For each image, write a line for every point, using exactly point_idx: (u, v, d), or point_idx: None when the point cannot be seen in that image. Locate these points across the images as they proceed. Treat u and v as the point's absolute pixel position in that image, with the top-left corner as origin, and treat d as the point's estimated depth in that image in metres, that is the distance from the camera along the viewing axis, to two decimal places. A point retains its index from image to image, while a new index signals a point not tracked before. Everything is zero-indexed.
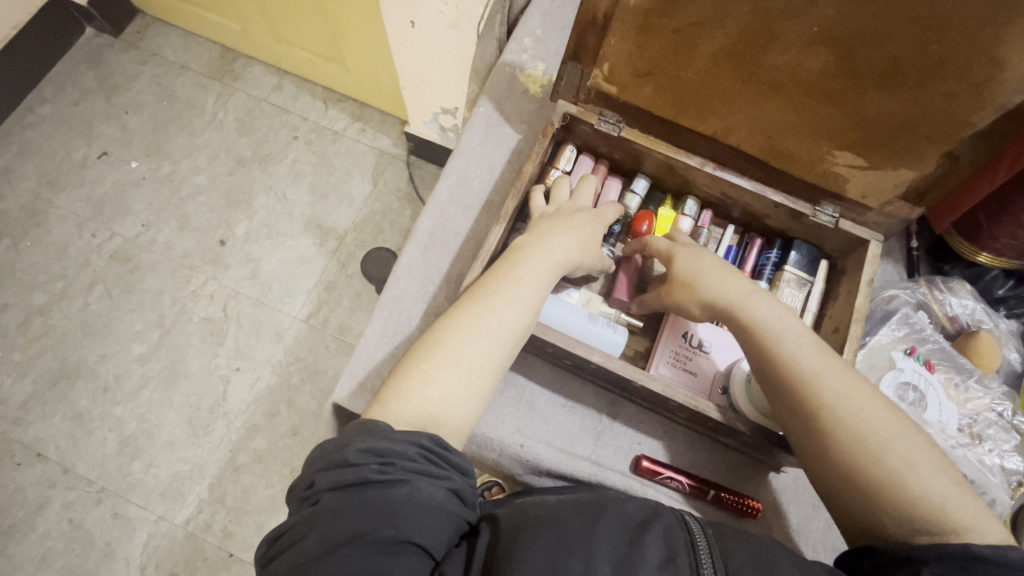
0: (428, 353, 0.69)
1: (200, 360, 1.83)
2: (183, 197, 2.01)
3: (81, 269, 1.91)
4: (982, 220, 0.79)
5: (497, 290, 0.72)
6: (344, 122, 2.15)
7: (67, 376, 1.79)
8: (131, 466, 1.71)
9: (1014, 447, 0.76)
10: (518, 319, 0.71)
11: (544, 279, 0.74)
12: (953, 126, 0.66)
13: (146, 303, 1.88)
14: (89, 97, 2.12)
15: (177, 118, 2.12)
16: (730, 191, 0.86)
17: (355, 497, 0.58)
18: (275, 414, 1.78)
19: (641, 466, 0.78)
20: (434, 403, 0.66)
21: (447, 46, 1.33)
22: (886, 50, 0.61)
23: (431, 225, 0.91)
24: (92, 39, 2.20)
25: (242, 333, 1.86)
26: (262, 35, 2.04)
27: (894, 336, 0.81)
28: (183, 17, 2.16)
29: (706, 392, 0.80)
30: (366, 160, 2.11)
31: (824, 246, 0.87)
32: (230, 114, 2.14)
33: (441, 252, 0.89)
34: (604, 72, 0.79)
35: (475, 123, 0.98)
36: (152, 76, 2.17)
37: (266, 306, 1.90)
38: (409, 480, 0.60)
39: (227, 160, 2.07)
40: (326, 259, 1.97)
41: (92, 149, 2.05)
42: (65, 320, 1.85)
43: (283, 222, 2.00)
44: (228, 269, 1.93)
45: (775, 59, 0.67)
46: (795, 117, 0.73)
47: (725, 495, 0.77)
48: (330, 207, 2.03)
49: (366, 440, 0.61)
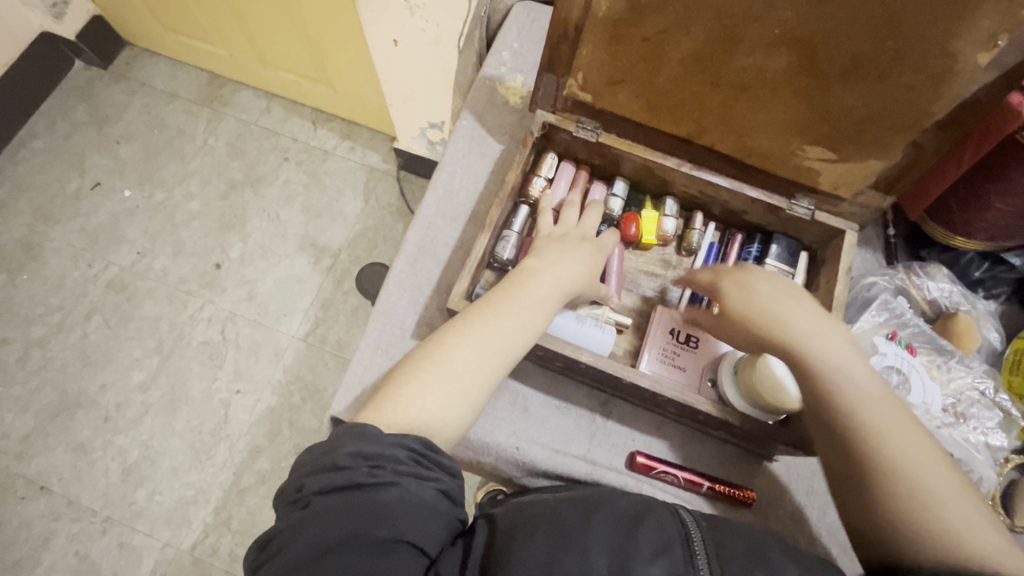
0: (424, 361, 0.71)
1: (200, 384, 1.84)
2: (177, 223, 2.03)
3: (79, 300, 1.93)
4: (953, 205, 0.81)
5: (492, 302, 0.74)
6: (333, 141, 2.18)
7: (68, 407, 1.80)
8: (136, 494, 1.71)
9: (997, 424, 0.78)
10: (510, 330, 0.73)
11: (542, 295, 0.76)
12: (915, 117, 0.69)
13: (144, 331, 1.89)
14: (80, 130, 2.15)
15: (168, 146, 2.14)
16: (708, 189, 0.89)
17: (347, 500, 0.60)
18: (277, 434, 1.79)
19: (636, 462, 0.79)
20: (432, 412, 0.68)
21: (430, 62, 1.36)
22: (845, 48, 0.64)
23: (419, 237, 0.93)
24: (81, 72, 2.23)
25: (241, 355, 1.87)
26: (249, 61, 2.08)
27: (875, 322, 0.83)
28: (170, 46, 2.20)
29: (695, 386, 0.82)
30: (356, 177, 2.13)
31: (802, 238, 0.89)
32: (221, 139, 2.17)
33: (430, 263, 0.91)
34: (579, 81, 0.82)
35: (458, 136, 1.00)
36: (142, 106, 2.20)
37: (264, 327, 1.91)
38: (398, 482, 0.61)
39: (220, 185, 2.10)
40: (322, 277, 1.99)
41: (86, 181, 2.08)
42: (64, 352, 1.86)
43: (278, 243, 2.02)
44: (225, 292, 1.95)
45: (741, 62, 0.70)
46: (764, 115, 0.76)
47: (719, 486, 0.78)
48: (323, 226, 2.05)
49: (355, 444, 0.63)
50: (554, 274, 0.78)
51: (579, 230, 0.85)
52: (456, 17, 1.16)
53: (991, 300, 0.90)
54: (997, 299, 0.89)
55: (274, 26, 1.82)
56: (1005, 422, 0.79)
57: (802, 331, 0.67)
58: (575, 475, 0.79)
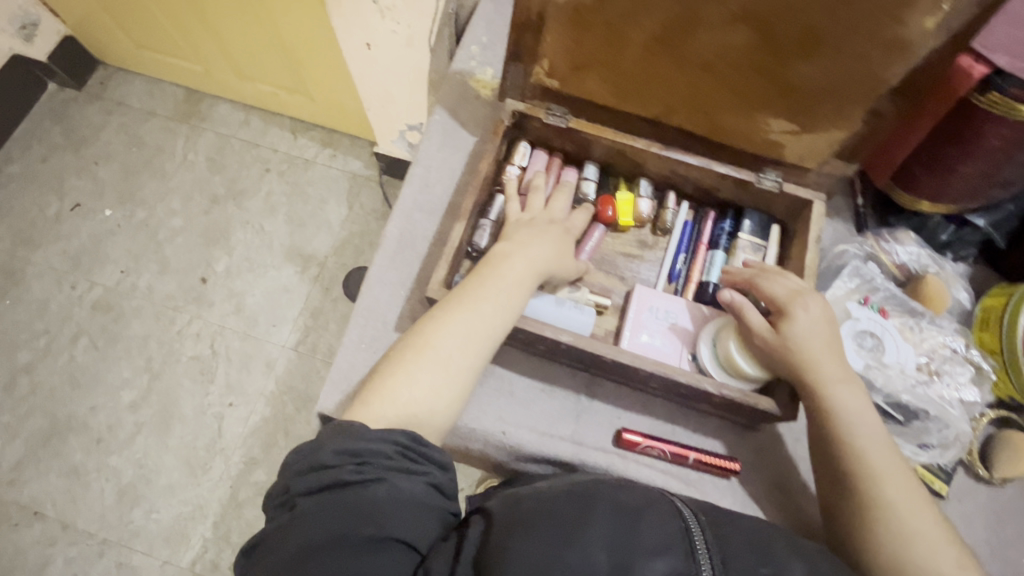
0: (408, 355, 0.72)
1: (192, 399, 1.83)
2: (160, 240, 2.03)
3: (64, 323, 1.91)
4: (918, 170, 0.83)
5: (473, 292, 0.75)
6: (314, 150, 2.18)
7: (59, 431, 1.78)
8: (132, 514, 1.70)
9: (970, 379, 0.80)
10: (490, 319, 0.74)
11: (518, 283, 0.76)
12: (872, 84, 0.70)
13: (133, 349, 1.88)
14: (57, 152, 2.14)
15: (147, 163, 2.14)
16: (678, 168, 0.91)
17: (334, 499, 0.61)
18: (273, 445, 1.78)
19: (622, 439, 0.81)
20: (418, 404, 0.69)
21: (403, 63, 1.37)
22: (799, 20, 0.66)
23: (399, 232, 0.94)
24: (55, 94, 2.22)
25: (232, 368, 1.87)
26: (224, 74, 2.08)
27: (847, 288, 0.85)
28: (145, 64, 2.19)
29: (675, 360, 0.83)
30: (339, 184, 2.14)
31: (773, 211, 0.91)
32: (200, 153, 2.16)
33: (409, 257, 0.92)
34: (545, 68, 0.83)
35: (431, 131, 1.01)
36: (119, 125, 2.19)
37: (254, 339, 1.91)
38: (385, 478, 0.62)
39: (202, 200, 2.09)
40: (309, 285, 1.98)
41: (65, 203, 2.06)
42: (52, 376, 1.84)
43: (263, 254, 2.02)
44: (212, 306, 1.94)
45: (702, 40, 0.72)
46: (728, 92, 0.77)
47: (704, 457, 0.80)
48: (308, 235, 2.05)
49: (340, 442, 0.64)
50: (532, 259, 0.79)
51: (548, 215, 0.87)
52: (425, 16, 1.17)
53: (959, 262, 0.92)
54: (965, 261, 0.92)
55: (247, 37, 1.82)
56: (978, 377, 0.81)
57: (834, 376, 0.72)
58: (562, 456, 0.81)
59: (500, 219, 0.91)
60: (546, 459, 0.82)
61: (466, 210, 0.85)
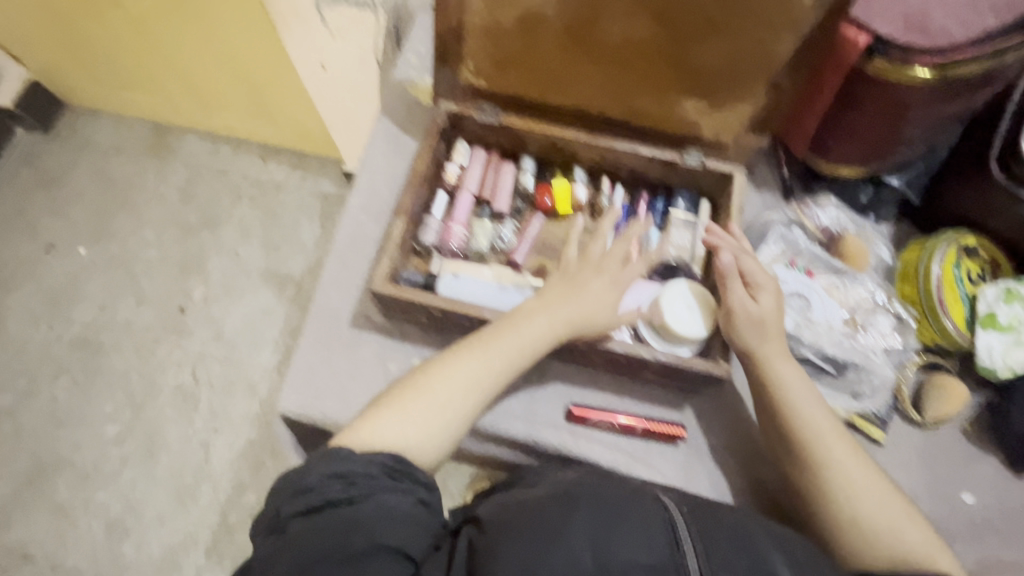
0: (407, 390, 0.76)
1: (177, 428, 1.84)
2: (136, 273, 2.04)
3: (45, 364, 1.92)
4: (826, 137, 0.88)
5: (481, 339, 0.78)
6: (284, 173, 2.22)
7: (44, 471, 1.78)
8: (122, 547, 1.70)
9: (893, 327, 0.86)
10: (486, 368, 0.77)
11: (527, 339, 0.78)
12: (767, 59, 0.76)
13: (114, 384, 1.89)
14: (28, 195, 2.16)
15: (119, 199, 2.16)
16: (608, 154, 0.94)
17: (322, 521, 0.62)
18: (260, 467, 1.79)
19: (571, 414, 0.84)
20: (411, 438, 0.72)
21: (357, 80, 1.43)
22: (691, 4, 0.71)
23: (350, 238, 0.97)
24: (23, 139, 2.24)
25: (215, 394, 1.88)
26: (190, 106, 2.12)
27: (774, 252, 0.89)
28: (111, 102, 2.23)
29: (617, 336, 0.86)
30: (311, 205, 2.17)
31: (701, 187, 0.96)
32: (172, 185, 2.19)
33: (360, 259, 0.96)
34: (470, 68, 0.88)
35: (375, 139, 1.06)
36: (89, 164, 2.22)
37: (235, 363, 1.92)
38: (371, 496, 0.64)
39: (176, 231, 2.12)
40: (288, 306, 2.01)
41: (39, 244, 2.08)
42: (33, 417, 1.84)
43: (240, 279, 2.04)
44: (192, 334, 1.96)
45: (607, 30, 0.77)
46: (640, 77, 0.82)
47: (650, 426, 0.84)
48: (283, 256, 2.08)
49: (324, 466, 0.66)
50: (549, 308, 0.80)
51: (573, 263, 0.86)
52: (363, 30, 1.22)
53: (881, 221, 0.98)
54: (886, 220, 0.98)
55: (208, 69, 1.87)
56: (900, 325, 0.87)
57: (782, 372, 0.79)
58: (516, 435, 0.85)
59: (444, 217, 0.95)
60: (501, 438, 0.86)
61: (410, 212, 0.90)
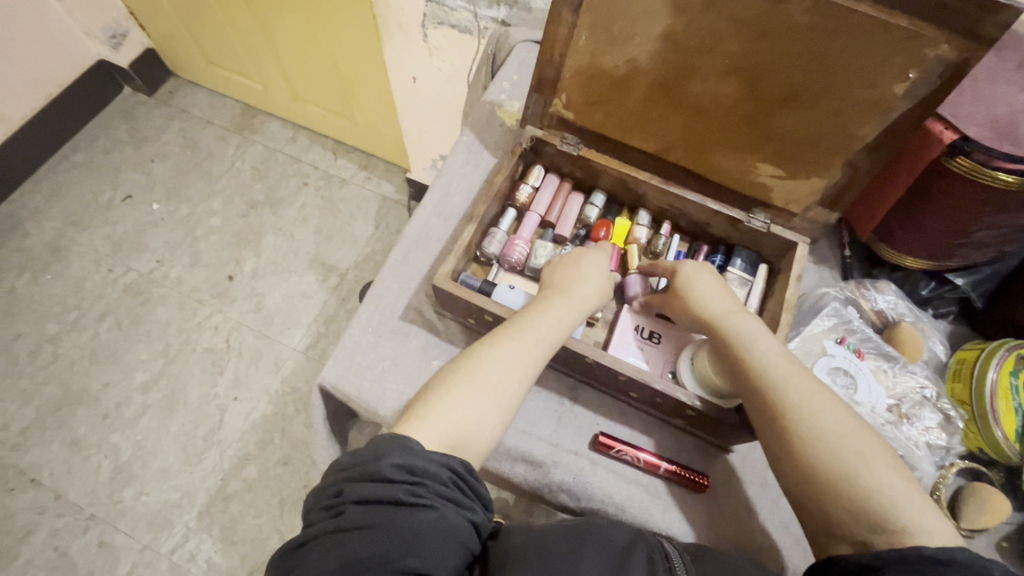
0: (458, 375, 0.52)
1: (199, 389, 1.36)
2: (197, 219, 1.56)
3: (103, 154, 1.65)
4: None
5: (538, 327, 0.55)
6: (351, 170, 1.66)
7: (63, 407, 1.32)
8: (120, 496, 1.24)
9: None
10: (569, 331, 0.56)
11: (816, 482, 0.46)
12: None
13: (154, 331, 1.42)
14: (135, 101, 1.74)
15: (226, 137, 1.69)
16: None
17: (380, 518, 0.41)
18: (268, 443, 1.31)
19: (631, 457, 0.58)
20: (462, 426, 0.49)
21: None
22: None
23: (472, 187, 0.73)
24: (130, 99, 1.75)
25: (245, 360, 1.39)
26: (278, 90, 1.59)
27: None
28: (200, 73, 1.71)
29: (704, 440, 0.61)
30: (370, 207, 1.61)
31: None
32: (249, 161, 1.66)
33: (422, 258, 0.68)
34: None
35: None
36: (181, 127, 1.70)
37: (264, 337, 1.42)
38: (437, 507, 0.43)
39: (243, 201, 1.59)
40: (329, 297, 1.47)
41: (132, 131, 1.69)
42: (48, 293, 1.45)
43: (290, 256, 1.52)
44: (233, 304, 1.45)
45: None
46: None
47: (680, 470, 0.57)
48: (338, 243, 1.54)
49: (412, 452, 0.45)
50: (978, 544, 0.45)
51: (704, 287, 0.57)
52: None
53: None
54: None
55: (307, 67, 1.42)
56: None
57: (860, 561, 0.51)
58: (566, 503, 0.60)
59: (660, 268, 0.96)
60: (559, 499, 0.60)
61: (603, 211, 0.72)
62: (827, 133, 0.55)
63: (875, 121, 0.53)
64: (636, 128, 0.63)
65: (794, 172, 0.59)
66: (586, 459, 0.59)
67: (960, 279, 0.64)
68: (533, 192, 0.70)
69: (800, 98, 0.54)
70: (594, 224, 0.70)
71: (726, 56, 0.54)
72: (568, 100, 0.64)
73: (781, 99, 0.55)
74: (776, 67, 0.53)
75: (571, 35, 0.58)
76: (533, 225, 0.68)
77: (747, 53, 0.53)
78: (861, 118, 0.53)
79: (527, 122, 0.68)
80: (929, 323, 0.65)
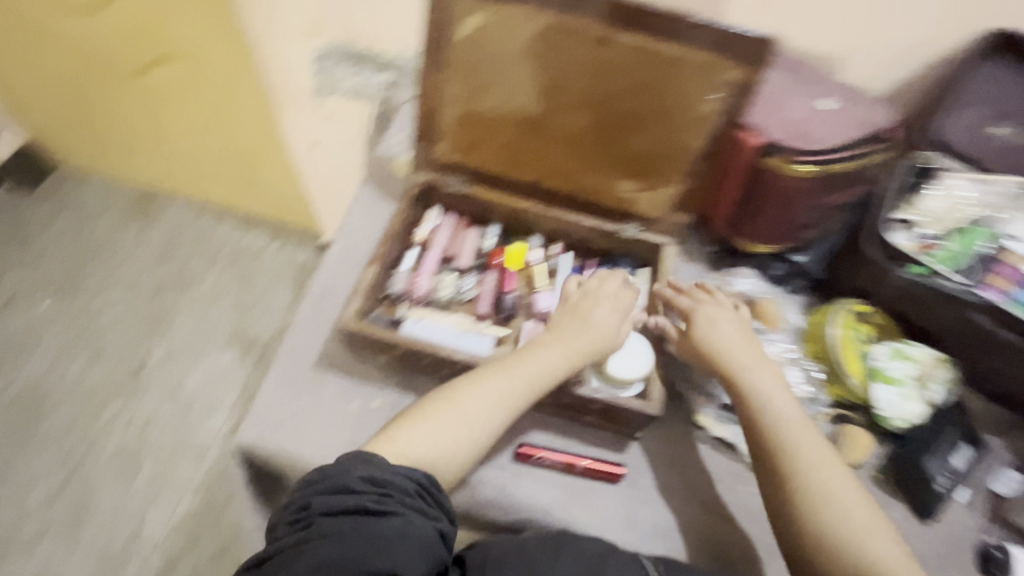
0: (436, 403, 0.57)
1: (112, 494, 1.24)
2: (98, 311, 1.47)
3: None
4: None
5: (530, 374, 0.59)
6: (264, 240, 1.62)
7: None
8: None
9: None
10: (560, 377, 0.60)
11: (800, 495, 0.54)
12: None
13: (54, 440, 1.30)
14: (16, 198, 1.64)
15: (124, 222, 1.62)
16: None
17: (348, 523, 0.45)
18: (197, 539, 1.20)
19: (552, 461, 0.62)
20: (432, 450, 0.54)
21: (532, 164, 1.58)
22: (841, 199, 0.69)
23: (374, 235, 0.77)
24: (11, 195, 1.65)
25: (164, 453, 1.30)
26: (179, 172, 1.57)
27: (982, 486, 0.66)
28: (89, 163, 1.65)
29: (615, 433, 0.66)
30: (287, 274, 1.59)
31: None
32: (152, 244, 1.60)
33: (331, 307, 0.71)
34: None
35: None
36: (72, 217, 1.62)
37: (183, 425, 1.33)
38: (404, 513, 0.47)
39: (149, 286, 1.52)
40: (251, 371, 1.41)
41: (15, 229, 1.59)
42: None
43: (205, 336, 1.46)
44: (145, 395, 1.36)
45: None
46: None
47: (596, 465, 0.62)
48: (256, 315, 1.50)
49: (375, 465, 0.49)
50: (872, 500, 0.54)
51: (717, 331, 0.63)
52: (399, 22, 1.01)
53: None
54: None
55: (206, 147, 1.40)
56: None
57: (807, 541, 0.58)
58: (496, 520, 0.62)
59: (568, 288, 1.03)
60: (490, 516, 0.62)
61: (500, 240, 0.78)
62: (666, 148, 0.66)
63: (699, 135, 0.64)
64: (512, 163, 0.71)
65: (649, 184, 0.69)
66: (510, 471, 0.62)
67: (800, 257, 0.75)
68: (432, 231, 0.76)
69: (639, 122, 0.64)
70: (492, 252, 0.76)
71: (573, 95, 0.64)
72: (448, 145, 0.71)
73: (625, 124, 0.65)
74: (615, 99, 0.63)
75: (441, 88, 0.66)
76: (434, 261, 0.73)
77: (589, 91, 0.63)
78: (688, 133, 0.64)
79: (417, 169, 0.74)
80: (786, 298, 0.76)
